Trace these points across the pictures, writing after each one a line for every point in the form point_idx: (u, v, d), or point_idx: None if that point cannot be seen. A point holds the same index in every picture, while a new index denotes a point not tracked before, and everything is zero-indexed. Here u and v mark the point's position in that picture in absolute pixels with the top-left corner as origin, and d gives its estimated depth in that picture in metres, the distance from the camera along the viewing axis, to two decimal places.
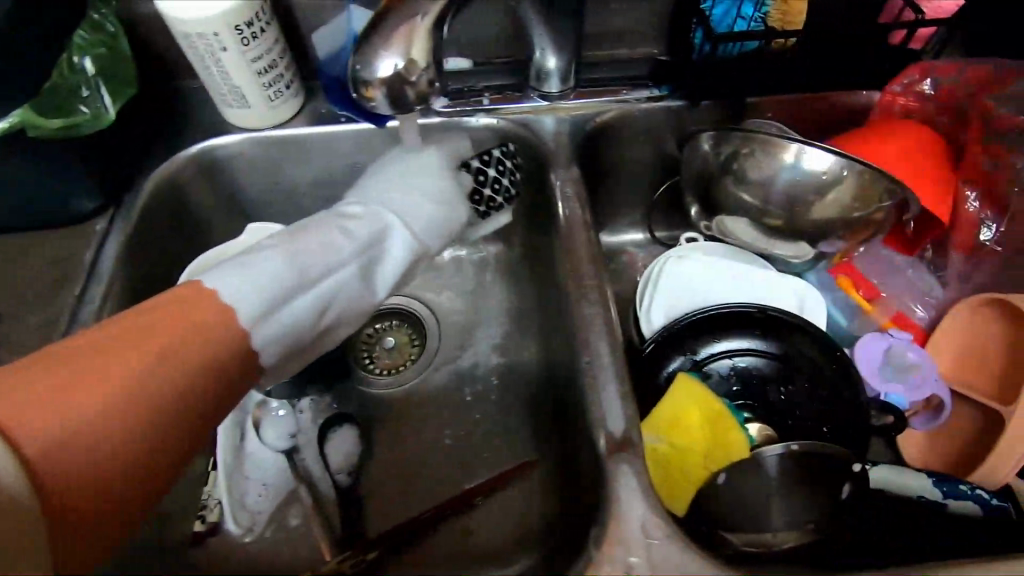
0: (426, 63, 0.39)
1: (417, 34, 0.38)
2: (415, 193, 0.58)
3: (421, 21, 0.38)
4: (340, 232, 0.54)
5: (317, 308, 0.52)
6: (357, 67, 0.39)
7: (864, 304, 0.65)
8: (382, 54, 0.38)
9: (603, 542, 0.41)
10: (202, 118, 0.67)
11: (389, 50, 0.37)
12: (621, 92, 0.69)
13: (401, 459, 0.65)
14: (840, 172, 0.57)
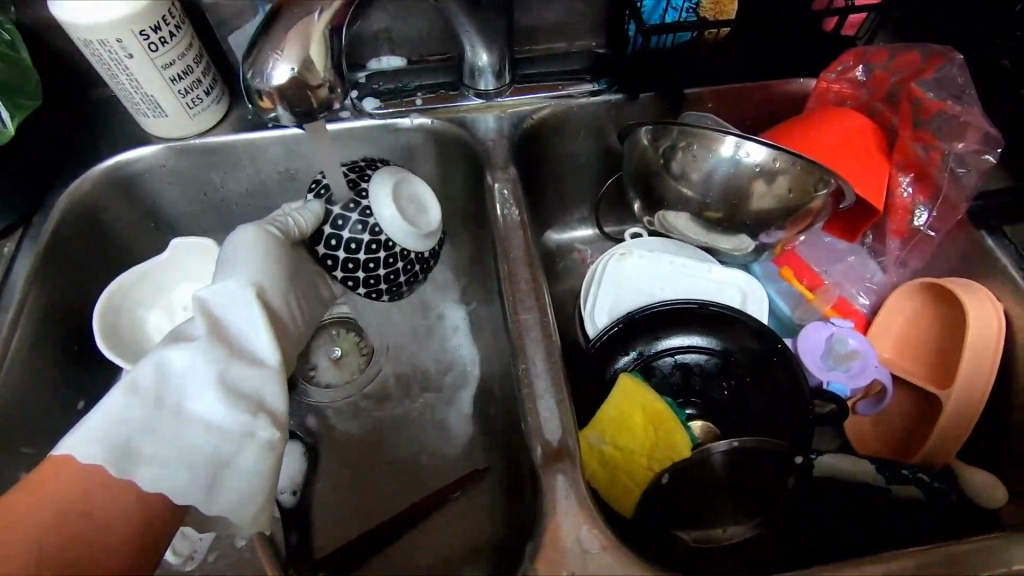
0: (327, 70, 0.37)
1: (313, 40, 0.36)
2: (243, 253, 0.51)
3: (316, 26, 0.36)
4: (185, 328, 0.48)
5: (174, 417, 0.44)
6: (249, 75, 0.36)
7: (807, 293, 0.65)
8: (275, 60, 0.35)
9: (540, 555, 0.40)
10: (119, 128, 0.63)
11: (284, 58, 0.35)
12: (559, 87, 0.68)
13: (349, 475, 0.63)
14: (773, 163, 0.56)
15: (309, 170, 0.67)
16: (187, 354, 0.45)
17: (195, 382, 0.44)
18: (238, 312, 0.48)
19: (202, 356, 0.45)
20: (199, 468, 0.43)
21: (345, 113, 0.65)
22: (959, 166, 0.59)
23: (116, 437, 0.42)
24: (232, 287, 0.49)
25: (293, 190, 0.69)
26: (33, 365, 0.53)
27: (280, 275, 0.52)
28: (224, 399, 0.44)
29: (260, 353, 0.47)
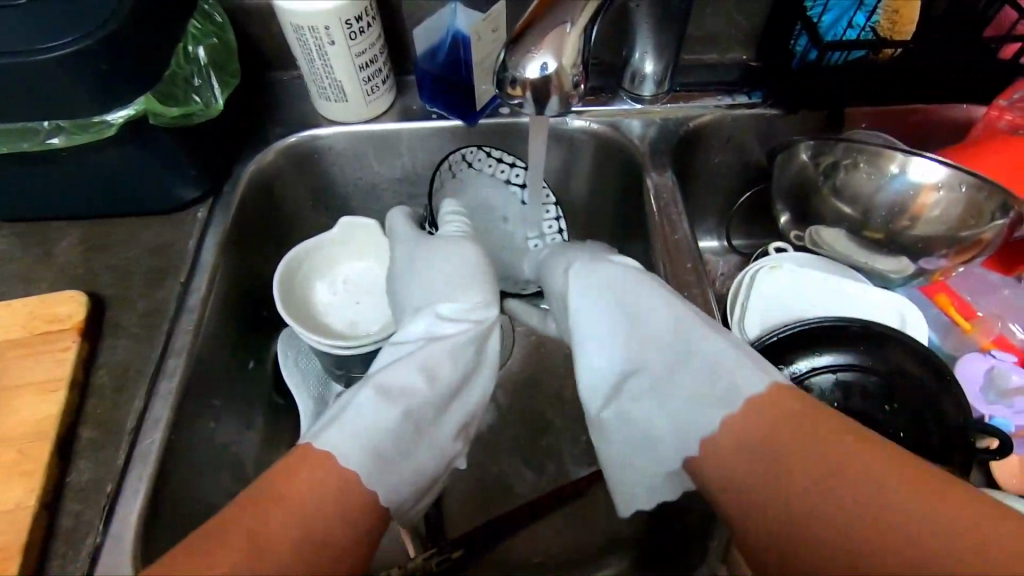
0: (573, 67, 0.39)
1: (569, 39, 0.38)
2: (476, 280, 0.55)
3: (572, 26, 0.38)
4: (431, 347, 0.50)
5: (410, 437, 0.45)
6: (503, 64, 0.39)
7: (962, 322, 0.63)
8: (533, 55, 0.38)
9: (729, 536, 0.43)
10: (294, 110, 0.67)
11: (541, 53, 0.37)
12: (713, 98, 0.69)
13: (480, 457, 0.65)
14: (958, 187, 0.55)
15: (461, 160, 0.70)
16: (422, 382, 0.47)
17: (426, 406, 0.47)
18: (461, 350, 0.50)
19: (435, 390, 0.47)
20: (411, 479, 0.45)
21: (504, 109, 0.67)
22: None
23: (366, 444, 0.42)
24: (457, 329, 0.52)
25: None
26: (218, 326, 0.56)
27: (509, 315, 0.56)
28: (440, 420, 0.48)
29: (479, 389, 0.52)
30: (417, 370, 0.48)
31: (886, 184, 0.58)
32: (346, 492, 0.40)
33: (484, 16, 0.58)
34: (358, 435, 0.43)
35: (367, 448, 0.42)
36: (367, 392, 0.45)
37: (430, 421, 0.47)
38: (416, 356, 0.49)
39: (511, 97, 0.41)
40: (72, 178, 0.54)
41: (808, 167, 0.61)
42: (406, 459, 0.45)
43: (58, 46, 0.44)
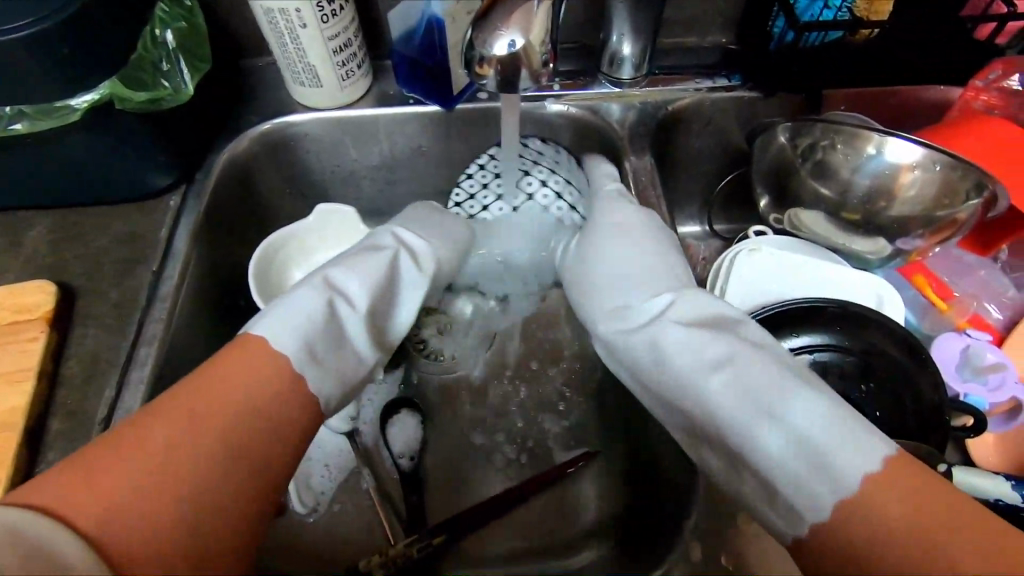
0: (541, 44, 0.38)
1: (538, 16, 0.37)
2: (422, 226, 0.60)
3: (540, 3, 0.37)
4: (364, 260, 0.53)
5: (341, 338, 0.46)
6: (470, 42, 0.38)
7: (939, 302, 0.64)
8: (500, 32, 0.37)
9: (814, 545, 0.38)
10: (269, 96, 0.66)
11: (508, 30, 0.37)
12: (692, 80, 0.68)
13: (462, 444, 0.65)
14: (933, 166, 0.55)
15: (440, 146, 0.69)
16: (359, 286, 0.50)
17: (361, 305, 0.49)
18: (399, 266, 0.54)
19: (369, 292, 0.50)
20: (343, 379, 0.45)
21: (482, 93, 0.67)
22: None
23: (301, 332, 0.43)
24: (402, 254, 0.55)
25: (421, 165, 0.71)
26: (193, 314, 0.55)
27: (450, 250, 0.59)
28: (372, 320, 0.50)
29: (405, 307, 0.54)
30: (357, 276, 0.50)
31: (863, 164, 0.58)
32: (274, 374, 0.40)
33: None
34: (292, 325, 0.43)
35: (303, 337, 0.43)
36: (300, 290, 0.47)
37: (364, 318, 0.49)
38: (352, 264, 0.51)
39: (480, 76, 0.40)
40: (38, 165, 0.53)
41: (787, 147, 0.61)
42: (340, 355, 0.46)
43: (13, 28, 0.42)
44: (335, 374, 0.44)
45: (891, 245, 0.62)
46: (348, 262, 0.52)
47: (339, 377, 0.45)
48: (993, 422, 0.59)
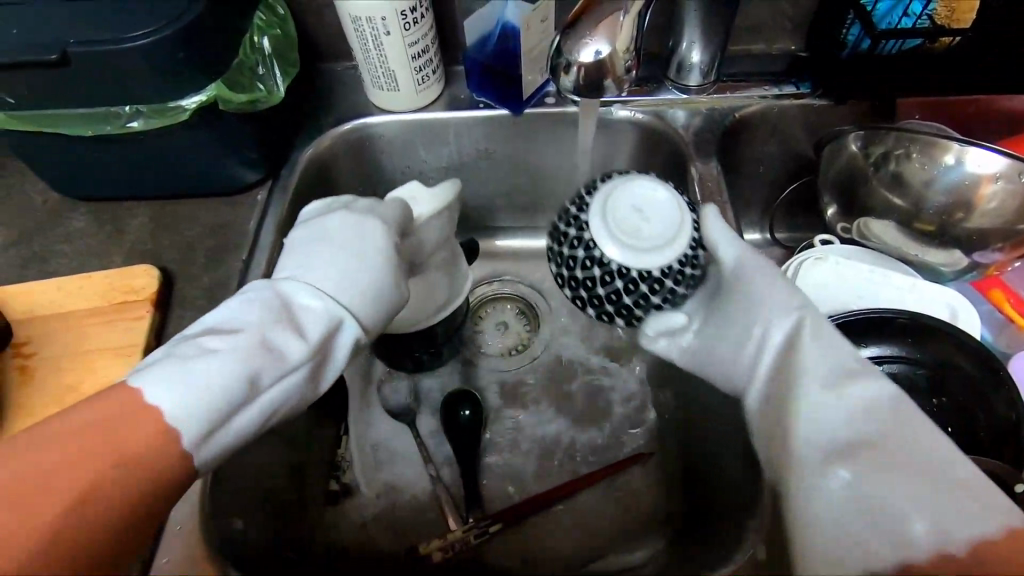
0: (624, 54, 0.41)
1: (622, 27, 0.40)
2: (364, 254, 0.47)
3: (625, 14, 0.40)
4: (290, 318, 0.44)
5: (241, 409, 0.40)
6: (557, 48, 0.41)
7: (1014, 318, 0.62)
8: (587, 41, 0.40)
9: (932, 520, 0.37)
10: (349, 99, 0.70)
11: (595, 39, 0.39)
12: (760, 89, 0.68)
13: (520, 435, 0.67)
14: (1016, 177, 0.54)
15: (508, 149, 0.72)
16: (294, 360, 0.42)
17: (286, 386, 0.42)
18: (339, 338, 0.45)
19: (309, 375, 0.44)
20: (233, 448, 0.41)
21: (550, 98, 0.69)
22: None
23: (204, 414, 0.38)
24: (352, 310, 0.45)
25: (487, 167, 0.74)
26: None
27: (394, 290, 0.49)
28: (300, 396, 0.44)
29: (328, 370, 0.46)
30: (296, 345, 0.42)
31: (938, 173, 0.57)
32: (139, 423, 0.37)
33: (534, 5, 0.58)
34: (201, 403, 0.38)
35: (201, 418, 0.38)
36: (227, 351, 0.40)
37: (283, 397, 0.43)
38: (293, 321, 0.43)
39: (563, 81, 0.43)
40: (146, 161, 0.58)
41: (856, 157, 0.61)
42: (239, 424, 0.40)
43: (142, 35, 0.47)
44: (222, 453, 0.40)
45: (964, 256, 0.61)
46: (286, 309, 0.44)
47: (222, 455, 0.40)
48: None
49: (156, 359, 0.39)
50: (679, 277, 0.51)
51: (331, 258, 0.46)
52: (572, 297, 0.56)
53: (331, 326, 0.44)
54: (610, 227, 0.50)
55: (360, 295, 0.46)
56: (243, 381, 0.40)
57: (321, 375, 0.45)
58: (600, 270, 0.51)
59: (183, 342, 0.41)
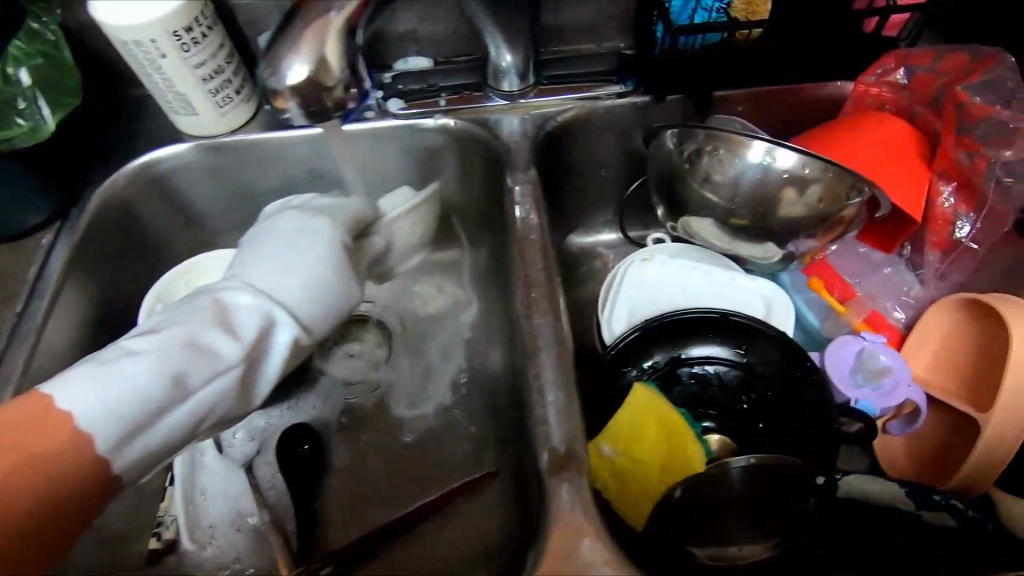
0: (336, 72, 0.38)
1: (334, 28, 0.38)
2: (315, 253, 0.51)
3: (335, 17, 0.38)
4: (221, 327, 0.44)
5: (162, 414, 0.42)
6: (267, 76, 0.39)
7: (838, 305, 0.62)
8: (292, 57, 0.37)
9: None
10: (152, 126, 0.65)
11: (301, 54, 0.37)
12: (584, 90, 0.67)
13: (363, 466, 0.65)
14: (801, 170, 0.54)
15: (336, 168, 0.68)
16: (226, 359, 0.44)
17: (218, 388, 0.43)
18: (274, 334, 0.47)
19: (242, 378, 0.45)
20: (157, 452, 0.42)
21: (370, 112, 0.65)
22: (1007, 175, 0.53)
23: (119, 415, 0.39)
24: (291, 308, 0.48)
25: (319, 188, 0.70)
26: (63, 353, 0.55)
27: (347, 284, 0.52)
28: (233, 398, 0.45)
29: (251, 374, 0.46)
30: (229, 344, 0.44)
31: (741, 171, 0.56)
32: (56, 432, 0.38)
33: None
34: (114, 404, 0.39)
35: (117, 424, 0.39)
36: (149, 351, 0.42)
37: (212, 398, 0.43)
38: (230, 321, 0.45)
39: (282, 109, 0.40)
40: None
41: (671, 154, 0.60)
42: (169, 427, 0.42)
43: None
44: (146, 455, 0.41)
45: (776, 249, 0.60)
46: (230, 300, 0.46)
47: (144, 460, 0.41)
48: (891, 425, 0.58)
49: (76, 363, 0.41)
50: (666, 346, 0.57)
51: (285, 252, 0.51)
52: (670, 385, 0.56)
53: (261, 324, 0.46)
54: (612, 311, 0.60)
55: (293, 285, 0.49)
56: (169, 380, 0.41)
57: (262, 374, 0.46)
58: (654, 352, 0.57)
59: (110, 346, 0.43)
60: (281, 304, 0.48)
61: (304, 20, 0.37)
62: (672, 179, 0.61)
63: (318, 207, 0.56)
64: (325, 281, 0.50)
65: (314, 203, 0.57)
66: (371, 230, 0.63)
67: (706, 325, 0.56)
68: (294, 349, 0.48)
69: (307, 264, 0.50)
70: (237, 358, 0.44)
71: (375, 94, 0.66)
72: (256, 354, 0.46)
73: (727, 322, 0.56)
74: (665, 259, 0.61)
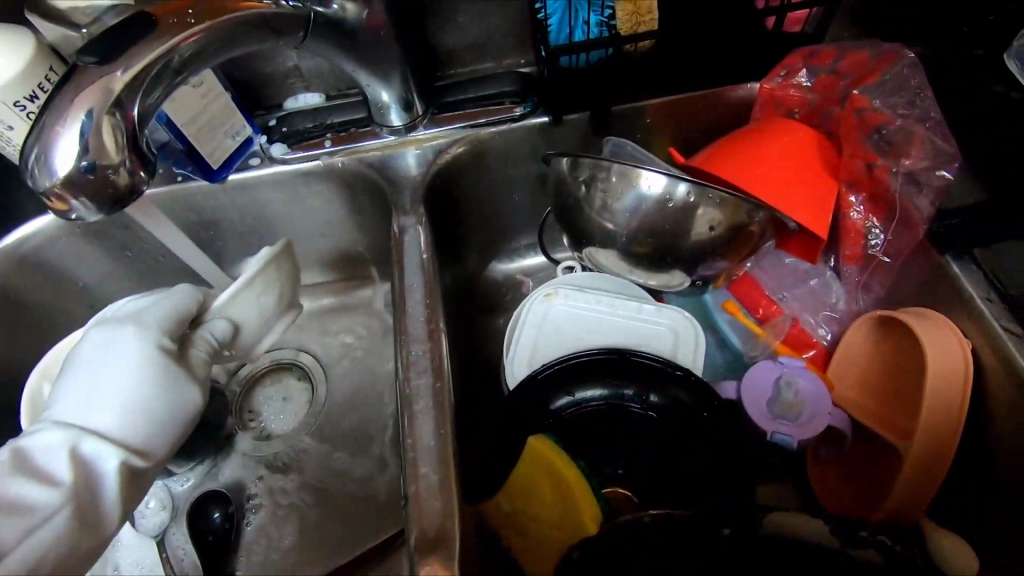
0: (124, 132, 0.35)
1: (118, 87, 0.35)
2: (128, 362, 0.43)
3: (117, 74, 0.35)
4: (25, 474, 0.38)
5: None
6: (35, 168, 0.33)
7: (756, 327, 0.58)
8: (62, 130, 0.33)
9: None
10: (30, 194, 0.62)
11: (70, 128, 0.33)
12: (477, 116, 0.63)
13: (278, 530, 0.62)
14: (686, 199, 0.50)
15: (228, 218, 0.64)
16: (40, 508, 0.37)
17: (38, 541, 0.36)
18: (97, 462, 0.39)
19: (70, 523, 0.37)
20: None
21: (256, 159, 0.62)
22: (911, 184, 0.53)
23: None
24: (110, 433, 0.40)
25: (215, 240, 0.66)
26: None
27: (175, 388, 0.44)
28: (63, 548, 0.37)
29: (82, 516, 0.38)
30: (40, 491, 0.37)
31: (631, 204, 0.52)
32: None
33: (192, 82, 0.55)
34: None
35: None
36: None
37: (33, 556, 0.36)
38: (40, 466, 0.38)
39: (66, 207, 0.35)
40: None
41: (565, 184, 0.56)
42: None
43: None
44: None
45: (683, 277, 0.56)
46: (34, 440, 0.39)
47: None
48: (821, 451, 0.56)
49: None
50: (573, 390, 0.54)
51: (94, 372, 0.43)
52: (578, 433, 0.53)
53: (73, 458, 0.39)
54: (515, 353, 0.57)
55: (107, 403, 0.41)
56: None
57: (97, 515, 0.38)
58: (560, 396, 0.54)
59: None
60: (95, 430, 0.40)
61: (76, 85, 0.34)
62: (566, 208, 0.57)
63: (133, 311, 0.48)
64: (148, 388, 0.42)
65: (133, 305, 0.49)
66: (205, 318, 0.51)
67: (613, 365, 0.54)
68: (130, 478, 0.40)
69: (120, 376, 0.43)
70: (46, 505, 0.37)
71: (260, 139, 0.63)
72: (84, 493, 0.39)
73: (632, 362, 0.54)
74: (569, 295, 0.59)
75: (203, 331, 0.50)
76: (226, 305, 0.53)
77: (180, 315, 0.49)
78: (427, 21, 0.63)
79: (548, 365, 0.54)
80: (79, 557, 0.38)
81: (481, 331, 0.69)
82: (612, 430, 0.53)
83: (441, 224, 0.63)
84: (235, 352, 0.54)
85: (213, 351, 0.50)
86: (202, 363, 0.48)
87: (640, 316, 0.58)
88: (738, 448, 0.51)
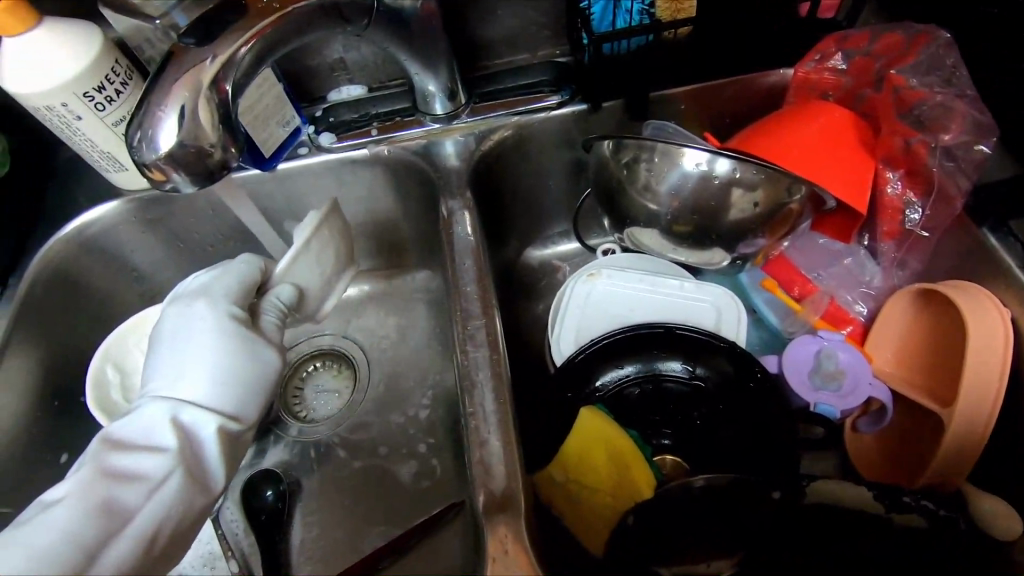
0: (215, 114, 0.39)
1: (208, 75, 0.39)
2: (207, 335, 0.47)
3: (208, 63, 0.39)
4: (139, 445, 0.42)
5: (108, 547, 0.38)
6: (139, 146, 0.37)
7: (794, 304, 0.60)
8: (162, 113, 0.37)
9: None
10: (87, 185, 0.64)
11: (170, 111, 0.37)
12: (515, 104, 0.65)
13: (328, 506, 0.64)
14: (730, 174, 0.52)
15: (276, 206, 0.67)
16: (155, 473, 0.41)
17: (158, 502, 0.40)
18: (199, 428, 0.44)
19: (181, 484, 0.42)
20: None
21: (304, 148, 0.64)
22: (947, 159, 0.54)
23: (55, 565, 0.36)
24: (203, 402, 0.45)
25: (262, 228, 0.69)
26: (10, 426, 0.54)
27: (252, 357, 0.48)
28: (182, 506, 0.42)
29: (194, 476, 0.43)
30: (152, 458, 0.41)
31: (675, 181, 0.53)
32: None
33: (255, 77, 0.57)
34: (42, 556, 0.36)
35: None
36: (68, 495, 0.39)
37: (156, 514, 0.40)
38: (148, 437, 0.43)
39: (164, 179, 0.39)
40: None
41: (608, 165, 0.57)
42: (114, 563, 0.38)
43: None
44: None
45: (723, 255, 0.58)
46: (139, 414, 0.44)
47: None
48: (861, 425, 0.56)
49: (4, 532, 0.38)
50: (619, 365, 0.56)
51: (177, 351, 0.47)
52: (626, 404, 0.55)
53: (176, 427, 0.43)
54: (561, 331, 0.59)
55: (197, 376, 0.46)
56: (106, 513, 0.39)
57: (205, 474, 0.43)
58: (608, 369, 0.56)
59: (36, 503, 0.40)
60: (191, 402, 0.45)
61: (173, 72, 0.38)
62: (608, 188, 0.59)
63: (198, 287, 0.51)
64: (230, 360, 0.47)
65: (198, 281, 0.52)
66: (271, 284, 0.55)
67: (658, 339, 0.56)
68: (228, 440, 0.45)
69: (204, 349, 0.47)
70: (163, 469, 0.41)
71: (307, 129, 0.65)
72: (188, 457, 0.43)
73: (677, 336, 0.56)
74: (611, 276, 0.61)
75: (270, 298, 0.54)
76: (287, 271, 0.56)
77: (245, 286, 0.52)
78: (467, 14, 0.65)
79: (594, 340, 0.55)
80: (197, 512, 0.43)
81: (519, 315, 0.71)
82: (659, 401, 0.55)
83: (483, 210, 0.65)
84: (303, 316, 0.59)
85: (282, 313, 0.54)
86: (272, 328, 0.53)
87: (682, 293, 0.60)
88: (783, 417, 0.52)
